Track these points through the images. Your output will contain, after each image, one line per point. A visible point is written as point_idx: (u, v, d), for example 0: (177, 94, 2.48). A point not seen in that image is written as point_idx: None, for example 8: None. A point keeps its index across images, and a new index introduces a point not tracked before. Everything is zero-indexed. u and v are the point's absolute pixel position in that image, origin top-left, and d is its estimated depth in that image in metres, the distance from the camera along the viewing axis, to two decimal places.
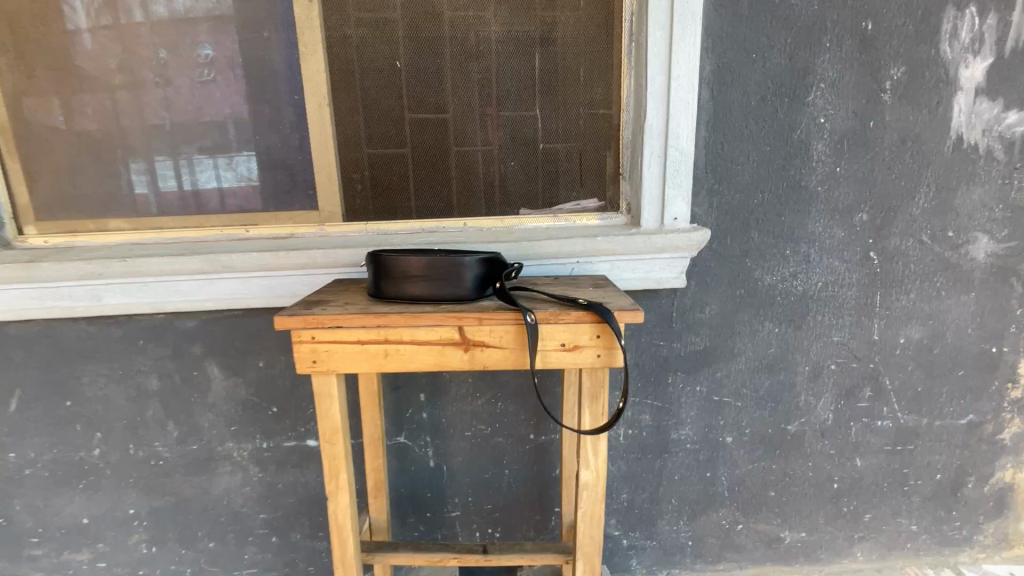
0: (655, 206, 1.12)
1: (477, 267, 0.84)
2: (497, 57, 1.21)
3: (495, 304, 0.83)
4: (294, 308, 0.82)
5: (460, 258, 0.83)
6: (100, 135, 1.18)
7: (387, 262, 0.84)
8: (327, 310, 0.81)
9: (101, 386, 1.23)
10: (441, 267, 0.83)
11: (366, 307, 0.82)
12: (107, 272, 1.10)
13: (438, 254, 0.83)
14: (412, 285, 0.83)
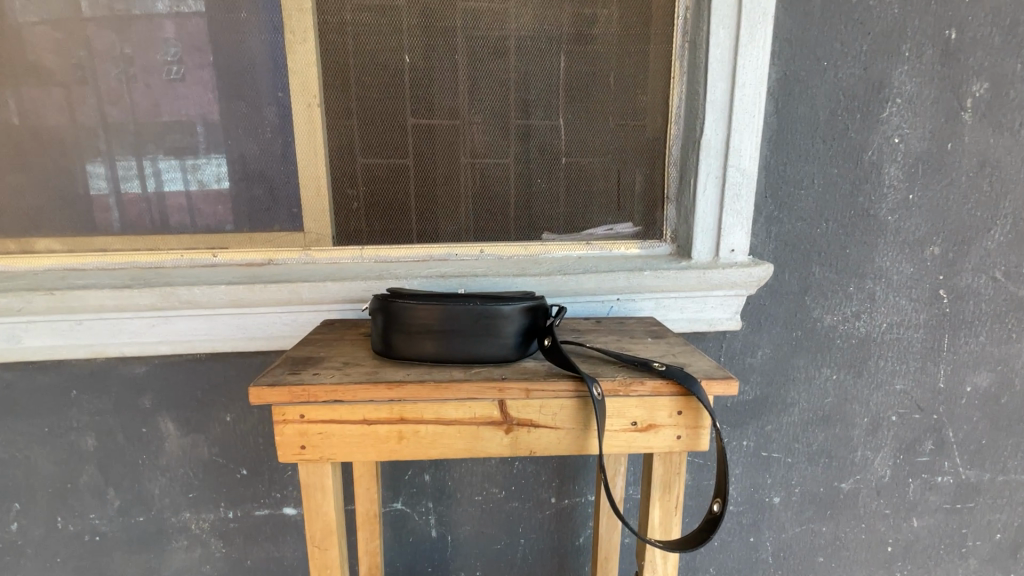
0: (709, 236, 0.96)
1: (517, 318, 0.65)
2: (521, 56, 0.99)
3: (545, 368, 0.64)
4: (276, 373, 0.61)
5: (497, 306, 0.64)
6: (19, 131, 0.93)
7: (399, 312, 0.64)
8: (321, 377, 0.60)
9: (20, 449, 0.98)
10: (471, 319, 0.63)
11: (375, 373, 0.62)
12: (30, 307, 0.86)
13: (466, 302, 0.64)
14: (430, 340, 0.64)
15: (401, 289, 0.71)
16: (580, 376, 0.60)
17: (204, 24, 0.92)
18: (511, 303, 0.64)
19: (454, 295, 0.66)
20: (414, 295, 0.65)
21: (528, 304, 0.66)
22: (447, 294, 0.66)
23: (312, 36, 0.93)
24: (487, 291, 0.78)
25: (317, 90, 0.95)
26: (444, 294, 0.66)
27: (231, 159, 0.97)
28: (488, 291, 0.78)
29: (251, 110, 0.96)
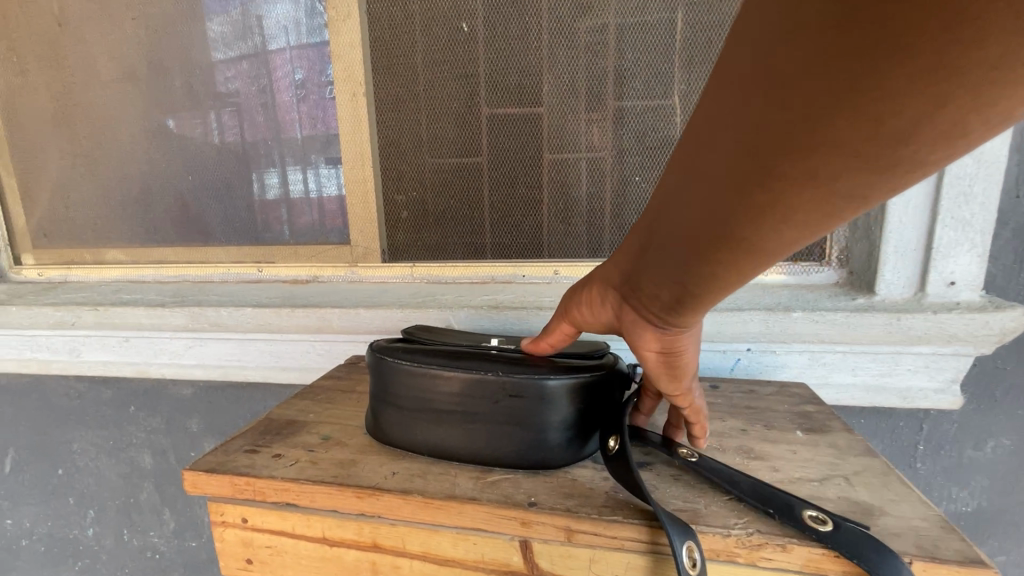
0: (910, 257, 0.61)
1: (570, 399, 0.42)
2: (619, 9, 0.73)
3: (607, 493, 0.38)
4: (230, 449, 0.45)
5: (540, 380, 0.41)
6: (85, 140, 0.90)
7: (397, 379, 0.43)
8: (279, 464, 0.43)
9: (91, 458, 0.97)
10: (501, 398, 0.41)
11: (353, 466, 0.42)
12: (79, 322, 0.84)
13: (495, 371, 0.42)
14: (430, 424, 0.43)
15: (415, 334, 0.51)
16: (659, 521, 0.34)
17: (249, 8, 0.80)
18: (563, 377, 0.41)
19: (479, 354, 0.44)
20: (422, 352, 0.45)
21: (590, 377, 0.42)
22: (469, 352, 0.44)
23: (356, 7, 0.77)
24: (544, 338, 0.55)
25: (364, 76, 0.79)
26: (465, 353, 0.45)
27: (277, 163, 0.85)
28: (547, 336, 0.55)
29: (296, 104, 0.83)
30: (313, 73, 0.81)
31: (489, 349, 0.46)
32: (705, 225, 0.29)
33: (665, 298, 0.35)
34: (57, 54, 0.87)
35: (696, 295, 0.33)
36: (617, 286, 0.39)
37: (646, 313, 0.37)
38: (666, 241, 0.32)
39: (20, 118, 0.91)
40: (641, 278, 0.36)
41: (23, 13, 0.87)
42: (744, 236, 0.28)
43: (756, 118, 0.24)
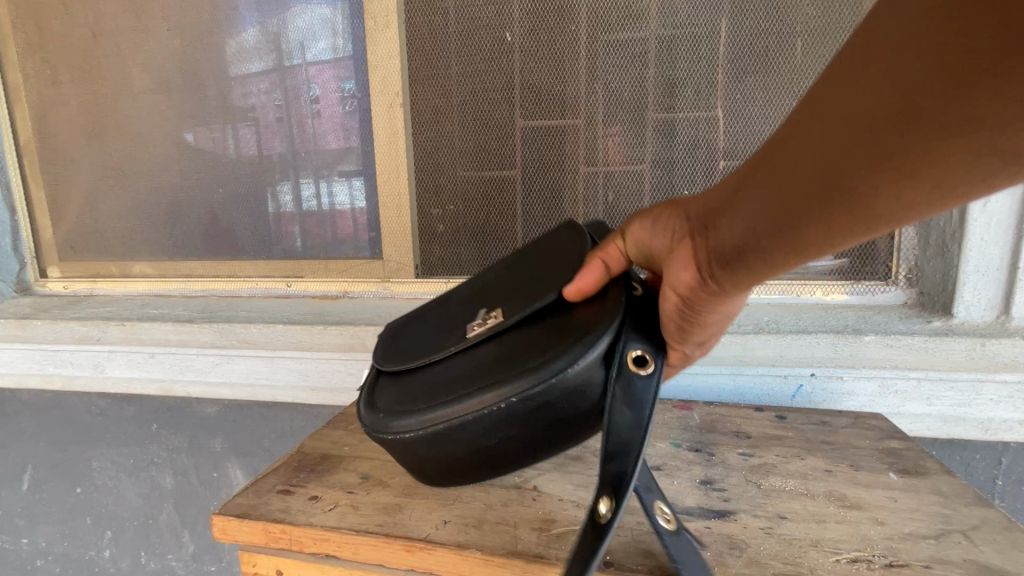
0: (993, 280, 0.57)
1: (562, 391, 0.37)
2: (668, 19, 0.70)
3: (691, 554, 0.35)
4: (263, 488, 0.44)
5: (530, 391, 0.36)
6: (115, 152, 0.88)
7: (410, 443, 0.40)
8: (311, 510, 0.41)
9: (111, 478, 0.94)
10: (530, 413, 0.37)
11: (399, 512, 0.40)
12: (106, 337, 0.83)
13: (495, 398, 0.37)
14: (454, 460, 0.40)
15: (385, 371, 0.47)
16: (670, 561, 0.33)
17: (286, 20, 0.79)
18: (564, 363, 0.36)
19: (467, 378, 0.40)
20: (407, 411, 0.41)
21: (585, 331, 0.37)
22: (457, 386, 0.40)
23: (397, 18, 0.75)
24: (504, 268, 0.50)
25: (401, 87, 0.77)
26: (451, 382, 0.41)
27: (308, 174, 0.83)
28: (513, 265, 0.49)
29: (316, 118, 0.81)
30: (332, 80, 0.79)
31: (472, 357, 0.42)
32: (808, 164, 0.27)
33: (731, 252, 0.32)
34: (91, 66, 0.86)
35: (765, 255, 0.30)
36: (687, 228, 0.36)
37: (703, 267, 0.34)
38: (766, 175, 0.29)
39: (52, 129, 0.90)
40: (714, 224, 0.33)
41: (58, 26, 0.86)
42: (853, 180, 0.25)
43: (909, 51, 0.23)
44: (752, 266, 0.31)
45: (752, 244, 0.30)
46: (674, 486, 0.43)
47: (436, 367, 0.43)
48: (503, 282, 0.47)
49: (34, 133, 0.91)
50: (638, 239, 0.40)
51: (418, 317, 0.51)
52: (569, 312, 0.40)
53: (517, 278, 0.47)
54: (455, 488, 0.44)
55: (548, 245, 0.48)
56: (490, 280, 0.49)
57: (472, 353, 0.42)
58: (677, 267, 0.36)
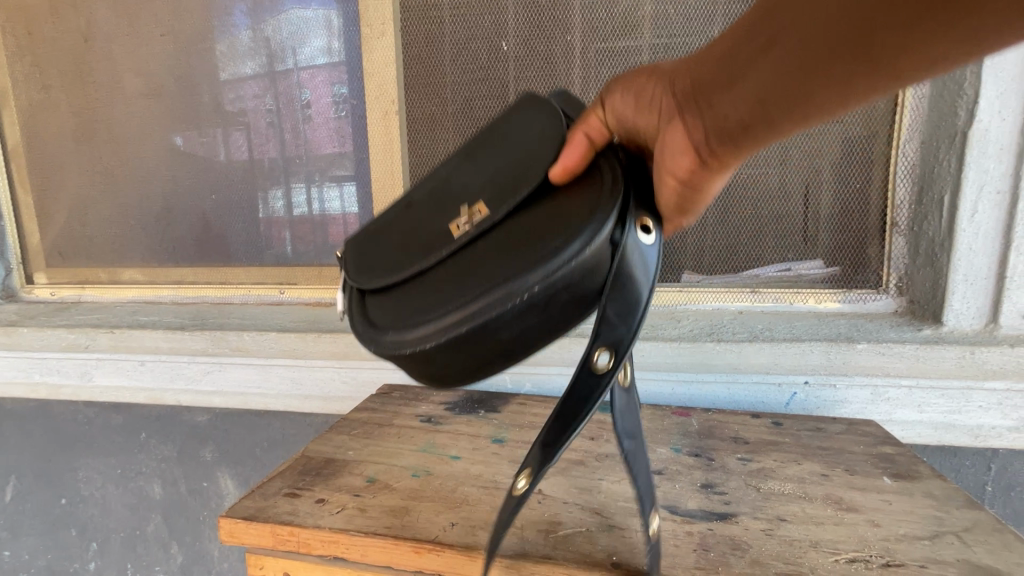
0: (982, 289, 0.58)
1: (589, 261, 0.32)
2: (662, 31, 0.71)
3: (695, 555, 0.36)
4: (270, 491, 0.43)
5: (559, 264, 0.31)
6: (105, 157, 0.87)
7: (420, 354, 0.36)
8: (318, 512, 0.41)
9: (98, 488, 0.92)
10: (553, 303, 0.32)
11: (407, 514, 0.40)
12: (94, 344, 0.82)
13: (512, 292, 0.32)
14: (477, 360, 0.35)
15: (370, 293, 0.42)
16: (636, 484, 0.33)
17: (281, 27, 0.79)
18: (580, 245, 0.31)
19: (472, 279, 0.35)
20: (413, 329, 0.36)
21: (596, 203, 0.33)
22: (464, 291, 0.35)
23: (392, 25, 0.75)
24: (466, 161, 0.44)
25: (396, 94, 0.77)
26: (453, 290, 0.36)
27: (302, 180, 0.82)
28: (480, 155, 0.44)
29: (308, 123, 0.80)
30: (326, 86, 0.79)
31: (472, 260, 0.36)
32: (816, 28, 0.24)
33: (734, 126, 0.30)
34: (81, 72, 0.85)
35: (769, 127, 0.28)
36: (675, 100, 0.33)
37: (701, 144, 0.32)
38: (783, 28, 0.26)
39: (41, 134, 0.89)
40: (710, 95, 0.30)
41: (49, 29, 0.85)
42: (883, 38, 0.22)
43: None
44: (756, 137, 0.29)
45: (757, 115, 0.28)
46: (677, 489, 0.43)
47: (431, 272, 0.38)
48: (476, 176, 0.42)
49: (22, 138, 0.90)
50: (620, 112, 0.37)
51: (389, 233, 0.46)
52: (569, 189, 0.36)
53: (490, 168, 0.41)
54: (462, 490, 0.43)
55: (515, 126, 0.43)
56: (459, 178, 0.43)
57: (469, 255, 0.37)
58: (673, 149, 0.33)
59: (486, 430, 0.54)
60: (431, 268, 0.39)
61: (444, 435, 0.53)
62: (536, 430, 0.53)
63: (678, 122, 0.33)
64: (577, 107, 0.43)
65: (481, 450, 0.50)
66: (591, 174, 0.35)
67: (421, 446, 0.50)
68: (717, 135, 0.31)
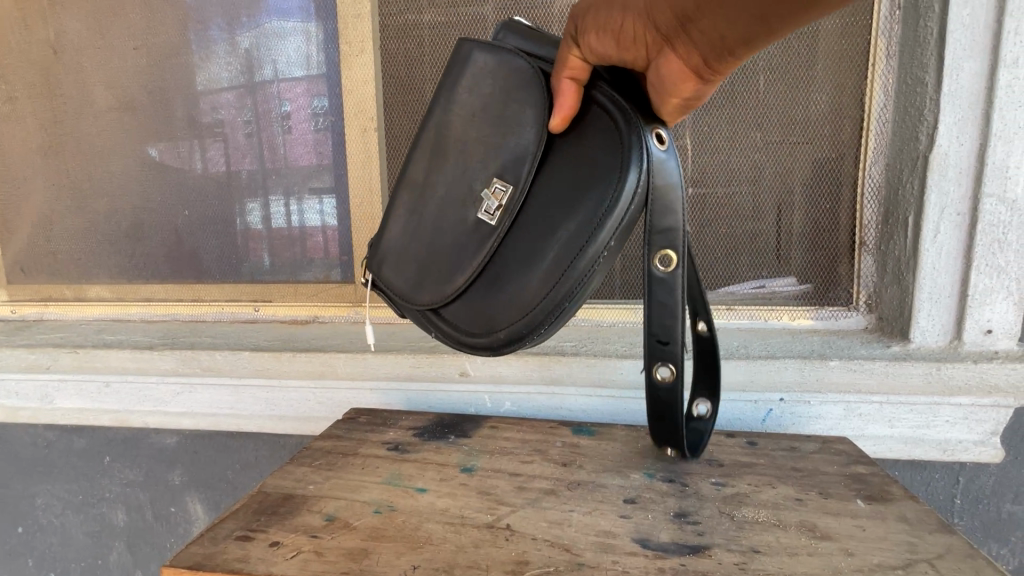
0: (945, 308, 0.60)
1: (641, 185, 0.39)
2: None
3: None
4: (220, 535, 0.43)
5: (625, 198, 0.38)
6: (72, 172, 0.85)
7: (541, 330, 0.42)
8: (269, 558, 0.40)
9: (57, 515, 0.88)
10: (622, 239, 0.40)
11: (365, 558, 0.40)
12: (56, 365, 0.79)
13: (594, 249, 0.39)
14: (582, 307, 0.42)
15: (436, 303, 0.46)
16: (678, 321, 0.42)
17: (258, 44, 0.78)
18: (634, 177, 0.39)
19: (552, 248, 0.40)
20: (514, 314, 0.42)
21: (621, 136, 0.40)
22: (547, 264, 0.40)
23: (371, 44, 0.75)
24: (451, 152, 0.46)
25: (375, 111, 0.76)
26: (531, 268, 0.41)
27: (279, 194, 0.81)
28: (462, 135, 0.46)
29: (286, 136, 0.79)
30: (304, 98, 0.78)
31: (535, 236, 0.41)
32: None
33: (731, 42, 0.34)
34: (49, 84, 0.83)
35: (767, 35, 0.33)
36: (661, 33, 0.36)
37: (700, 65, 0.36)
38: None
39: (6, 147, 0.86)
40: (700, 22, 0.34)
41: (16, 41, 0.83)
42: None
43: None
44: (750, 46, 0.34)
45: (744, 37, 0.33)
46: (649, 519, 0.44)
47: (505, 257, 0.43)
48: (477, 159, 0.45)
49: None
50: (602, 54, 0.39)
51: (411, 241, 0.48)
52: (590, 141, 0.41)
53: (488, 148, 0.44)
54: (426, 528, 0.43)
55: (481, 97, 0.46)
56: (456, 167, 0.46)
57: (528, 229, 0.42)
58: (673, 75, 0.38)
59: (456, 458, 0.53)
60: (492, 253, 0.43)
61: (410, 464, 0.52)
62: (507, 456, 0.53)
63: (671, 50, 0.37)
64: (531, 34, 0.46)
65: (449, 481, 0.49)
66: (591, 109, 0.42)
67: (386, 478, 0.50)
68: (714, 53, 0.35)
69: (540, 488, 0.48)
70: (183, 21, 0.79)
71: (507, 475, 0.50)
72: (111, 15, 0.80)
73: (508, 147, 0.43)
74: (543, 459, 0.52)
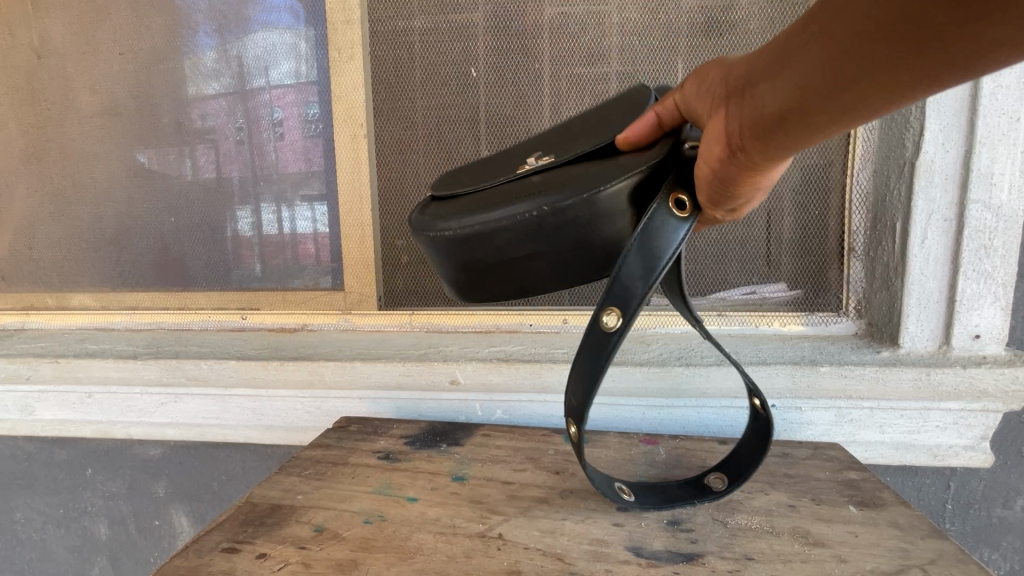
0: (933, 313, 0.60)
1: (609, 204, 0.39)
2: (629, 62, 0.70)
3: None
4: (205, 548, 0.42)
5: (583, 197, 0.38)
6: (56, 179, 0.84)
7: (450, 241, 0.44)
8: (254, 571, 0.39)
9: (37, 529, 0.85)
10: (559, 227, 0.40)
11: (354, 569, 0.39)
12: (37, 376, 0.76)
13: (531, 206, 0.40)
14: (494, 257, 0.43)
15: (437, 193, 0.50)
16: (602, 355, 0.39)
17: (247, 50, 0.77)
18: (602, 187, 0.38)
19: (517, 193, 0.42)
20: (451, 214, 0.44)
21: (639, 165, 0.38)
22: (506, 196, 0.42)
23: (361, 50, 0.74)
24: (563, 129, 0.50)
25: (365, 118, 0.76)
26: (494, 198, 0.43)
27: (268, 201, 0.80)
28: (575, 125, 0.49)
29: (275, 142, 0.79)
30: (295, 105, 0.78)
31: (524, 181, 0.44)
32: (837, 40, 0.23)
33: (768, 118, 0.28)
34: (32, 89, 0.82)
35: (805, 123, 0.27)
36: (726, 89, 0.31)
37: (737, 138, 0.30)
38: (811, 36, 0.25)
39: None
40: (751, 88, 0.28)
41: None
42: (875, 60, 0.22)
43: None
44: (790, 132, 0.27)
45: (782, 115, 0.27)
46: (642, 527, 0.43)
47: (492, 186, 0.46)
48: (570, 135, 0.48)
49: None
50: (688, 99, 0.36)
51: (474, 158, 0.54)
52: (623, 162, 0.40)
53: (577, 135, 0.47)
54: (417, 538, 0.42)
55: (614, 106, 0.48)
56: (549, 137, 0.50)
57: (525, 180, 0.44)
58: (712, 138, 0.32)
59: (447, 466, 0.52)
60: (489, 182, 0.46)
61: (401, 473, 0.51)
62: (499, 465, 0.52)
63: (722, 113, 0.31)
64: None
65: (440, 490, 0.48)
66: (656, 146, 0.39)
67: (375, 488, 0.49)
68: (752, 129, 0.29)
69: (533, 497, 0.47)
70: (171, 27, 0.78)
71: (499, 483, 0.49)
72: (98, 20, 0.79)
73: (586, 138, 0.45)
74: (535, 467, 0.52)
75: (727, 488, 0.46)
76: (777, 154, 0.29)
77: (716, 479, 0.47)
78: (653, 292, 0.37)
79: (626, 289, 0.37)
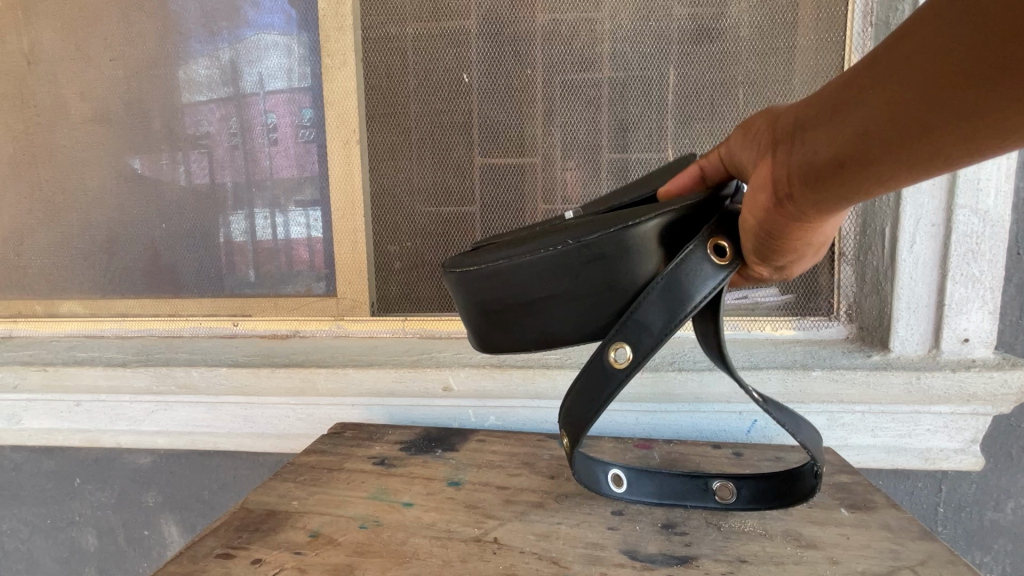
0: (924, 316, 0.61)
1: (640, 241, 0.39)
2: (621, 68, 0.70)
3: None
4: (200, 553, 0.41)
5: (613, 230, 0.39)
6: (47, 184, 0.83)
7: (468, 277, 0.43)
8: None
9: (23, 540, 0.84)
10: (584, 261, 0.39)
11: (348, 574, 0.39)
12: (24, 384, 0.75)
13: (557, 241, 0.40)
14: (515, 292, 0.42)
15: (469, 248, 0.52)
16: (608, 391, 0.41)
17: (242, 57, 0.77)
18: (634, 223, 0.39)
19: (545, 233, 0.43)
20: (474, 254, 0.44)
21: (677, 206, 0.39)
22: (533, 237, 0.43)
23: (354, 57, 0.74)
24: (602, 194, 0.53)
25: (358, 124, 0.76)
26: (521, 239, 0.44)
27: (261, 208, 0.80)
28: None
29: (269, 148, 0.78)
30: (290, 113, 0.78)
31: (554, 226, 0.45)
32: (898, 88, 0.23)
33: (820, 164, 0.26)
34: (22, 95, 0.82)
35: (861, 172, 0.25)
36: (774, 138, 0.30)
37: (784, 184, 0.29)
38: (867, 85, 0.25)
39: None
40: (803, 135, 0.28)
41: None
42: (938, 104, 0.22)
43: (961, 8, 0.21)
44: (846, 181, 0.26)
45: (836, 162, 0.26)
46: (637, 530, 0.43)
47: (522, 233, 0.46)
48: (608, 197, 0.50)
49: None
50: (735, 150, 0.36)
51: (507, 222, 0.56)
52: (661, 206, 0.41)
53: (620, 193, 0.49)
54: (412, 543, 0.42)
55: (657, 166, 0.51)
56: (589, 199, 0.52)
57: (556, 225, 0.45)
58: (758, 183, 0.31)
59: (442, 472, 0.52)
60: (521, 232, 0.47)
61: (396, 479, 0.51)
62: (495, 469, 0.52)
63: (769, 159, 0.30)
64: None
65: (435, 495, 0.48)
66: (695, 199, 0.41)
67: (371, 493, 0.48)
68: (801, 175, 0.28)
69: (528, 501, 0.47)
70: (164, 34, 0.78)
71: (495, 488, 0.49)
72: (90, 26, 0.79)
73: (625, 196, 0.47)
74: (531, 471, 0.51)
75: (733, 501, 0.45)
76: (826, 206, 0.28)
77: (723, 489, 0.45)
78: (660, 343, 0.39)
79: (634, 333, 0.39)
